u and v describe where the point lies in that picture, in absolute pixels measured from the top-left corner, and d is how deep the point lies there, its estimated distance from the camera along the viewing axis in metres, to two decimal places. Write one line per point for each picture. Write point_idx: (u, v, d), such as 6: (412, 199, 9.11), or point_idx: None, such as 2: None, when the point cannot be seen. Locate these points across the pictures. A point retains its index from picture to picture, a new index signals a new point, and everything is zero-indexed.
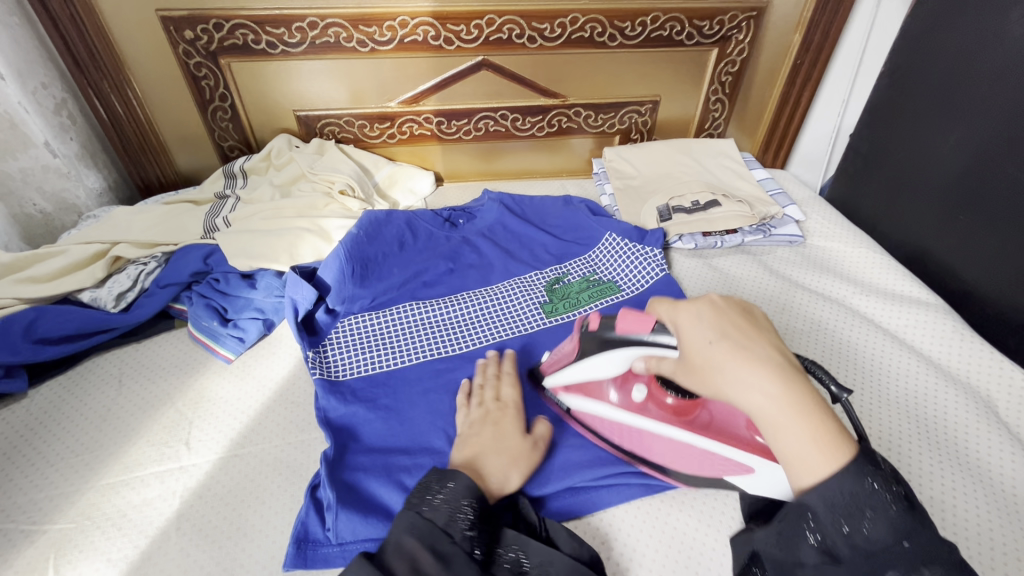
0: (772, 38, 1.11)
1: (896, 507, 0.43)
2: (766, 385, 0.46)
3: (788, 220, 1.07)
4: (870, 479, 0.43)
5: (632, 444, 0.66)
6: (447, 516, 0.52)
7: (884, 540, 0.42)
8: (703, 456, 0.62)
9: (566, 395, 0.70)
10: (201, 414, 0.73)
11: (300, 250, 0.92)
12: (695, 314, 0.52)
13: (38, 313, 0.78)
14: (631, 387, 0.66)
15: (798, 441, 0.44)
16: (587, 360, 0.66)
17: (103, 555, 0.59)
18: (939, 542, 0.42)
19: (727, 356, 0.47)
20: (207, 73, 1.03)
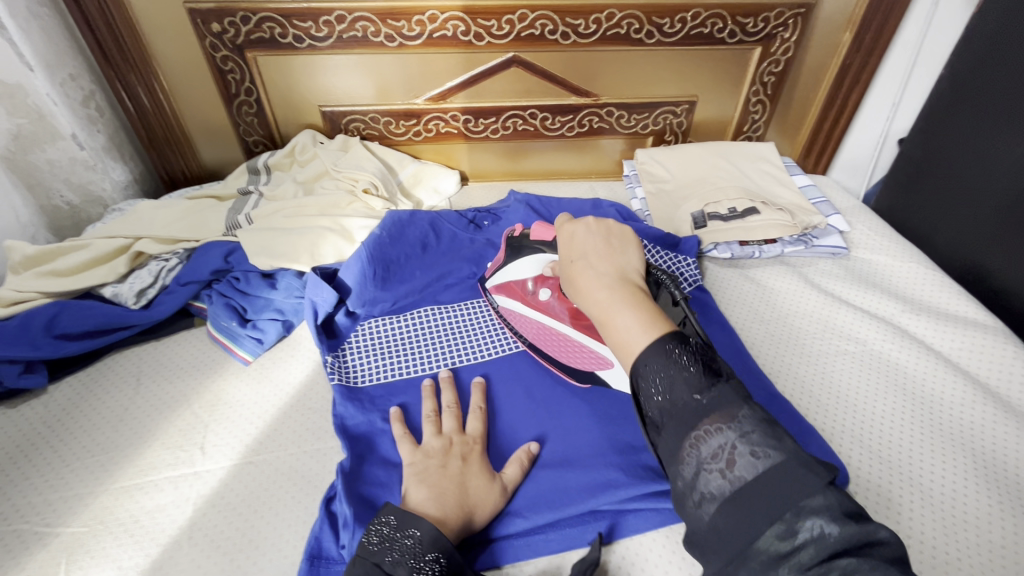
0: (820, 37, 1.05)
1: (702, 378, 0.46)
2: (599, 287, 0.53)
3: (831, 230, 1.01)
4: (676, 349, 0.47)
5: (539, 341, 0.77)
6: (411, 572, 0.48)
7: (683, 399, 0.45)
8: (585, 352, 0.73)
9: (497, 295, 0.82)
10: (216, 418, 0.71)
11: (322, 250, 0.90)
12: (575, 232, 0.60)
13: (60, 308, 0.78)
14: (543, 290, 0.77)
15: (627, 323, 0.50)
16: (515, 259, 0.80)
17: (114, 562, 0.57)
18: (737, 401, 0.45)
19: (580, 270, 0.56)
20: (233, 67, 1.01)
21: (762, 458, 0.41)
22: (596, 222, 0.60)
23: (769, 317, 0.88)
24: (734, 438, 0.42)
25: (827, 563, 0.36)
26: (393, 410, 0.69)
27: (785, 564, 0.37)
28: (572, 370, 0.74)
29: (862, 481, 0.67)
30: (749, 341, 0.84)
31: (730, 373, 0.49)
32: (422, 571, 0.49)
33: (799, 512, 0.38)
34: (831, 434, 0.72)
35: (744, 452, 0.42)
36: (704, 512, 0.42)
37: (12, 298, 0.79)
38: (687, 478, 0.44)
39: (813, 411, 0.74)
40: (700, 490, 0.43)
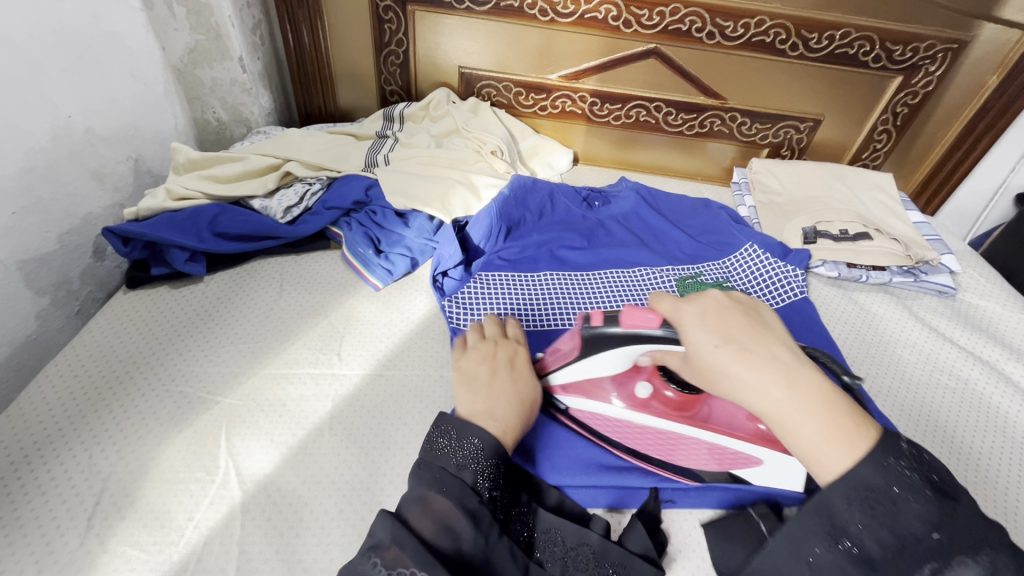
0: (966, 76, 1.04)
1: (930, 504, 0.44)
2: (775, 389, 0.51)
3: (943, 268, 1.00)
4: (892, 461, 0.46)
5: (643, 447, 0.66)
6: (476, 477, 0.53)
7: (919, 534, 0.43)
8: (705, 448, 0.65)
9: (566, 398, 0.69)
10: (351, 331, 0.78)
11: (452, 201, 0.94)
12: (703, 311, 0.58)
13: (220, 211, 0.86)
14: (638, 384, 0.68)
15: (815, 435, 0.49)
16: (588, 357, 0.66)
17: (266, 436, 0.64)
18: (978, 525, 0.43)
19: (739, 361, 0.53)
20: (392, 17, 1.07)
21: None
22: (717, 297, 0.59)
23: (871, 340, 0.90)
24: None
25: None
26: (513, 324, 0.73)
27: None
28: (711, 476, 0.63)
29: None
30: (850, 359, 0.86)
31: (955, 484, 0.47)
32: (483, 473, 0.54)
33: None
34: None
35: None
36: None
37: (180, 194, 0.88)
38: None
39: (914, 436, 0.76)
40: None
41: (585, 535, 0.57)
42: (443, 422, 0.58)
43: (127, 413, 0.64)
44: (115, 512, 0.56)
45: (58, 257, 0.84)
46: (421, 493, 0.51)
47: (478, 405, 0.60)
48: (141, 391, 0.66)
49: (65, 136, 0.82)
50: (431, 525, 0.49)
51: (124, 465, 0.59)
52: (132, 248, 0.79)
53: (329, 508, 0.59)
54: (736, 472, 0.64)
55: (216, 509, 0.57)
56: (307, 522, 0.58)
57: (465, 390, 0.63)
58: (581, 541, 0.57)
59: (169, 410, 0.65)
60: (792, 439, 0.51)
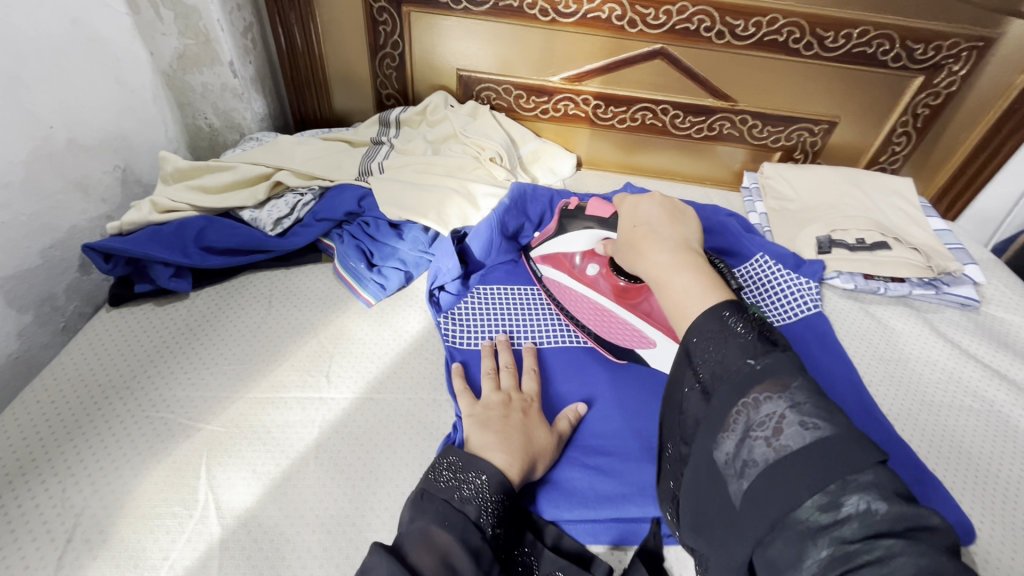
0: (992, 75, 0.98)
1: (758, 346, 0.45)
2: (658, 254, 0.57)
3: (966, 280, 0.95)
4: (729, 315, 0.48)
5: (579, 311, 0.79)
6: (479, 511, 0.51)
7: (735, 364, 0.45)
8: (627, 327, 0.76)
9: (542, 266, 0.84)
10: (341, 351, 0.74)
11: (448, 211, 0.90)
12: (638, 203, 0.65)
13: (207, 224, 0.83)
14: (591, 264, 0.80)
15: (685, 288, 0.53)
16: (564, 235, 0.82)
17: (249, 467, 0.61)
18: (793, 369, 0.42)
19: (641, 238, 0.60)
20: (387, 18, 1.04)
21: (812, 429, 0.38)
22: (661, 197, 0.65)
23: (890, 357, 0.85)
24: (783, 408, 0.40)
25: (872, 541, 0.33)
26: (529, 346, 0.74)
27: (824, 538, 0.34)
28: (618, 349, 0.75)
29: (987, 545, 0.64)
30: (868, 378, 0.81)
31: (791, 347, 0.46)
32: (487, 509, 0.51)
33: (845, 486, 0.35)
34: (961, 493, 0.69)
35: (794, 421, 0.39)
36: (744, 480, 0.40)
37: (167, 206, 0.85)
38: (729, 447, 0.42)
39: (938, 463, 0.71)
40: (745, 454, 0.40)
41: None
42: (449, 453, 0.55)
43: (105, 440, 0.61)
44: (87, 550, 0.53)
45: (41, 273, 0.81)
46: (422, 528, 0.49)
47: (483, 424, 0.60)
48: (119, 417, 0.64)
49: (46, 147, 0.79)
50: (433, 562, 0.46)
51: (98, 499, 0.57)
52: (115, 265, 0.76)
53: (313, 545, 0.56)
54: (637, 351, 0.75)
55: (193, 547, 0.54)
56: (288, 561, 0.54)
57: (477, 423, 0.60)
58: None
59: (148, 438, 0.62)
60: (664, 294, 0.54)
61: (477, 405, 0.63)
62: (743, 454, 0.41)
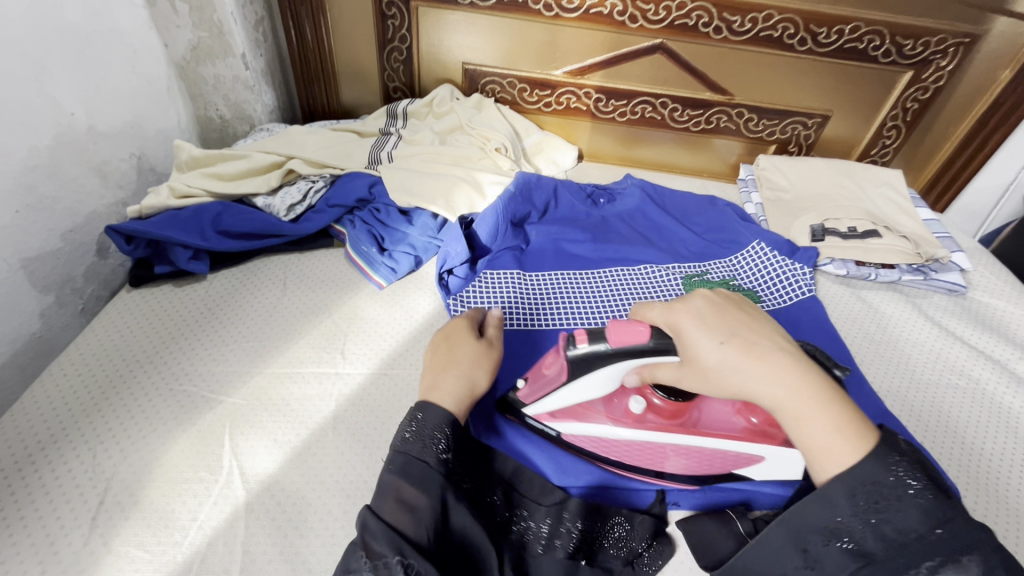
0: (978, 71, 1.03)
1: (940, 505, 0.44)
2: (781, 382, 0.48)
3: (953, 267, 0.99)
4: (894, 461, 0.45)
5: (637, 462, 0.62)
6: (421, 446, 0.52)
7: (921, 530, 0.43)
8: (704, 454, 0.61)
9: (554, 424, 0.63)
10: (355, 330, 0.77)
11: (456, 199, 0.93)
12: (701, 313, 0.53)
13: (223, 209, 0.86)
14: (631, 399, 0.62)
15: (821, 429, 0.47)
16: (576, 381, 0.58)
17: (271, 436, 0.64)
18: (974, 533, 0.43)
19: (749, 357, 0.49)
20: (396, 13, 1.06)
21: None
22: (714, 295, 0.55)
23: (880, 339, 0.88)
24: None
25: None
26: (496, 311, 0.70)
27: None
28: (699, 478, 0.62)
29: (971, 510, 0.68)
30: (860, 359, 0.85)
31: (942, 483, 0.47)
32: (431, 441, 0.53)
33: None
34: (946, 462, 0.72)
35: None
36: None
37: (183, 192, 0.87)
38: None
39: (924, 436, 0.75)
40: None
41: (542, 512, 0.58)
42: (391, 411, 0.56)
43: (131, 412, 0.64)
44: (118, 512, 0.56)
45: (62, 256, 0.84)
46: (388, 482, 0.50)
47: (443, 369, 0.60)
48: (144, 390, 0.66)
49: (67, 134, 0.82)
50: (401, 515, 0.47)
51: (127, 465, 0.59)
52: (135, 247, 0.78)
53: (334, 508, 0.59)
54: (733, 471, 0.62)
55: (220, 510, 0.57)
56: (311, 523, 0.57)
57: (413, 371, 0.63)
58: (540, 516, 0.58)
59: (173, 410, 0.65)
60: (800, 430, 0.48)
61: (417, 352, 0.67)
62: None
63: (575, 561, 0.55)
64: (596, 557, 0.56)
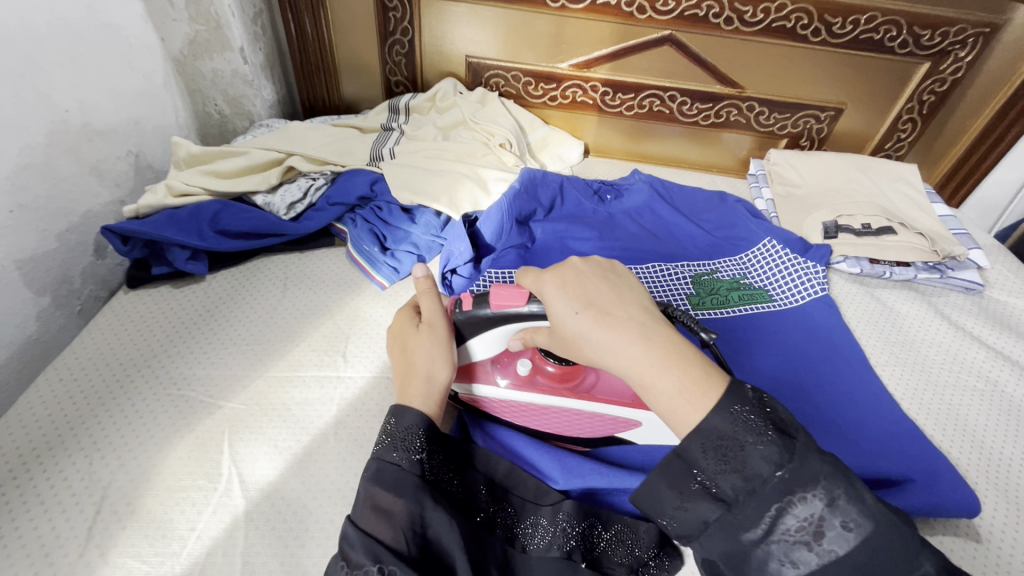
0: (998, 62, 0.99)
1: (776, 442, 0.43)
2: (634, 343, 0.47)
3: (970, 264, 0.96)
4: (738, 409, 0.44)
5: (525, 420, 0.65)
6: (393, 448, 0.51)
7: (763, 474, 0.42)
8: (587, 417, 0.63)
9: (452, 384, 0.64)
10: (357, 332, 0.76)
11: (459, 196, 0.91)
12: (562, 278, 0.53)
13: (222, 207, 0.83)
14: (518, 363, 0.64)
15: (676, 390, 0.46)
16: (466, 343, 0.61)
17: (271, 442, 0.62)
18: (817, 469, 0.42)
19: (602, 323, 0.49)
20: (397, 5, 1.04)
21: (853, 530, 0.42)
22: (580, 263, 0.55)
23: (896, 339, 0.86)
24: (821, 510, 0.42)
25: None
26: (422, 264, 0.62)
27: None
28: (588, 440, 0.65)
29: (991, 519, 0.65)
30: (874, 360, 0.83)
31: (791, 418, 0.46)
32: (406, 443, 0.51)
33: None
34: (966, 468, 0.70)
35: (836, 525, 0.42)
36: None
37: (181, 190, 0.85)
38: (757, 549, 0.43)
39: (942, 440, 0.73)
40: (787, 555, 0.42)
41: (537, 511, 0.57)
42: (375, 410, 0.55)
43: (129, 418, 0.62)
44: (115, 521, 0.54)
45: (58, 256, 0.82)
46: (365, 490, 0.49)
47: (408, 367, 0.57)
48: (142, 394, 0.65)
49: (61, 132, 0.80)
50: (377, 522, 0.46)
51: (124, 472, 0.58)
52: (132, 248, 0.76)
53: (335, 517, 0.57)
54: (616, 434, 0.64)
55: (219, 519, 0.56)
56: (312, 532, 0.56)
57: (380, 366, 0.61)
58: (534, 516, 0.56)
59: (171, 415, 0.63)
60: (648, 395, 0.47)
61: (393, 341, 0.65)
62: (784, 555, 0.42)
63: (574, 560, 0.54)
64: (595, 557, 0.55)
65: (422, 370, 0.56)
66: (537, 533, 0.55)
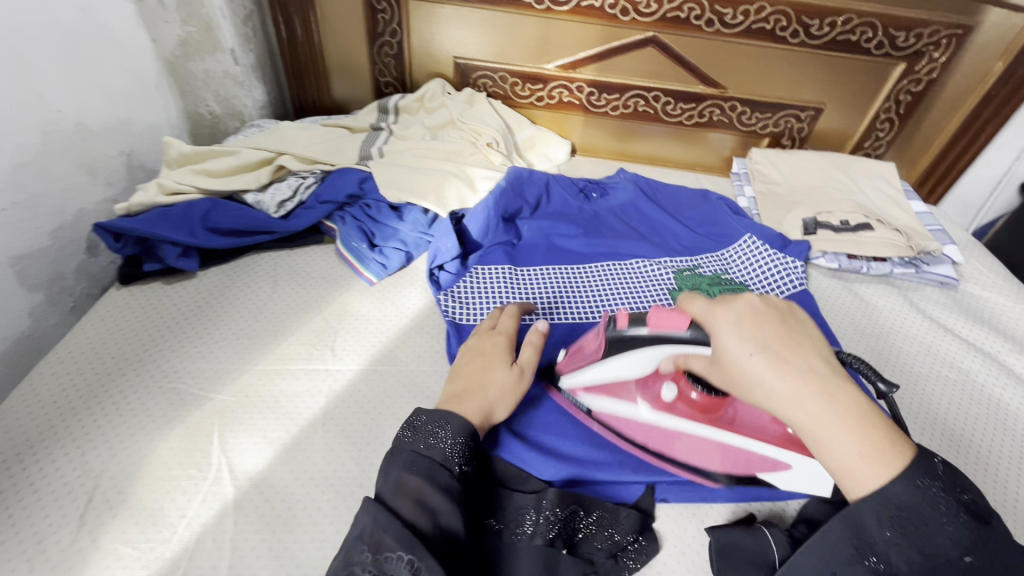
0: (971, 63, 1.02)
1: (968, 529, 0.42)
2: (807, 398, 0.45)
3: (945, 259, 0.99)
4: (925, 483, 0.43)
5: (655, 442, 0.65)
6: (445, 454, 0.53)
7: (946, 555, 0.42)
8: (724, 449, 0.62)
9: (585, 396, 0.67)
10: (345, 327, 0.77)
11: (447, 194, 0.93)
12: (727, 312, 0.49)
13: (212, 206, 0.85)
14: (663, 388, 0.63)
15: (847, 450, 0.44)
16: (619, 356, 0.62)
17: (260, 432, 0.64)
18: (994, 547, 0.42)
19: (774, 371, 0.46)
20: (386, 7, 1.06)
21: None
22: (751, 300, 0.50)
23: (872, 331, 0.89)
24: None
25: None
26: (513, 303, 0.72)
27: None
28: (716, 474, 0.63)
29: None
30: (851, 352, 0.85)
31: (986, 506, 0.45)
32: (454, 450, 0.54)
33: None
34: (935, 455, 0.73)
35: None
36: None
37: (173, 188, 0.87)
38: None
39: (914, 428, 0.75)
40: None
41: (523, 500, 0.58)
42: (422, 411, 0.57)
43: (120, 410, 0.64)
44: (107, 509, 0.56)
45: (51, 253, 0.84)
46: (408, 483, 0.50)
47: (480, 388, 0.61)
48: (134, 387, 0.66)
49: (54, 131, 0.81)
50: (416, 512, 0.48)
51: (116, 462, 0.59)
52: (124, 244, 0.78)
53: (322, 505, 0.59)
54: (758, 474, 0.62)
55: (209, 506, 0.57)
56: (300, 519, 0.57)
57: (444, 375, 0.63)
58: (519, 504, 0.58)
59: (162, 407, 0.65)
60: (823, 452, 0.46)
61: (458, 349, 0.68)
62: None
63: (555, 547, 0.56)
64: (574, 544, 0.57)
65: (490, 395, 0.60)
66: (524, 523, 0.57)
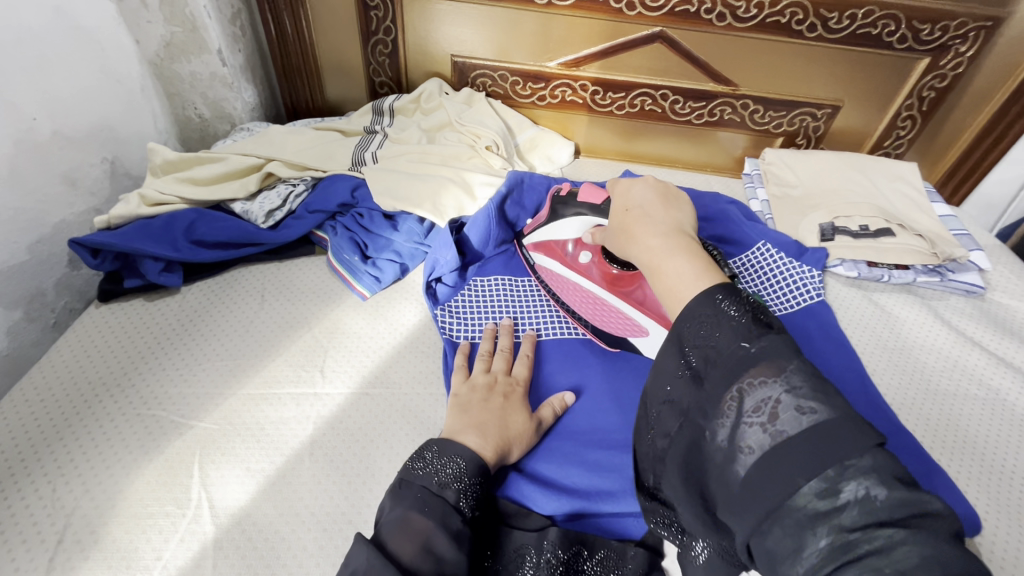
0: (999, 57, 0.96)
1: (753, 328, 0.42)
2: (652, 236, 0.55)
3: (971, 266, 0.93)
4: (722, 300, 0.45)
5: (569, 298, 0.78)
6: (458, 495, 0.50)
7: (728, 347, 0.42)
8: (617, 314, 0.75)
9: (534, 253, 0.83)
10: (336, 346, 0.73)
11: (443, 201, 0.88)
12: (630, 187, 0.63)
13: (197, 216, 0.81)
14: (582, 252, 0.78)
15: (680, 273, 0.50)
16: (558, 222, 0.81)
17: (242, 463, 0.60)
18: (790, 353, 0.40)
19: (634, 220, 0.59)
20: (379, 3, 1.01)
21: (808, 412, 0.37)
22: (652, 181, 0.64)
23: (894, 346, 0.83)
24: (778, 391, 0.38)
25: (870, 528, 0.32)
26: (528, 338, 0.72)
27: (824, 525, 0.33)
28: (607, 337, 0.74)
29: (994, 535, 0.63)
30: (872, 368, 0.80)
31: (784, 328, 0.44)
32: (466, 493, 0.51)
33: (843, 471, 0.34)
34: (965, 482, 0.68)
35: (790, 405, 0.37)
36: (741, 461, 0.38)
37: (156, 199, 0.83)
38: (722, 429, 0.40)
39: (942, 453, 0.70)
40: (738, 436, 0.39)
41: (523, 538, 0.55)
42: (435, 444, 0.54)
43: (96, 440, 0.60)
44: (78, 551, 0.52)
45: (29, 268, 0.80)
46: (414, 522, 0.47)
47: (503, 434, 0.59)
48: (111, 414, 0.63)
49: (30, 140, 0.77)
50: (421, 557, 0.45)
51: (89, 499, 0.56)
52: (103, 260, 0.74)
53: (308, 543, 0.55)
54: (629, 340, 0.74)
55: (186, 547, 0.53)
56: (284, 560, 0.53)
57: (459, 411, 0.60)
58: (519, 543, 0.54)
59: (140, 436, 0.61)
60: (658, 279, 0.52)
61: (467, 381, 0.64)
62: (736, 436, 0.39)
63: None
64: None
65: (510, 443, 0.59)
66: (523, 564, 0.53)
